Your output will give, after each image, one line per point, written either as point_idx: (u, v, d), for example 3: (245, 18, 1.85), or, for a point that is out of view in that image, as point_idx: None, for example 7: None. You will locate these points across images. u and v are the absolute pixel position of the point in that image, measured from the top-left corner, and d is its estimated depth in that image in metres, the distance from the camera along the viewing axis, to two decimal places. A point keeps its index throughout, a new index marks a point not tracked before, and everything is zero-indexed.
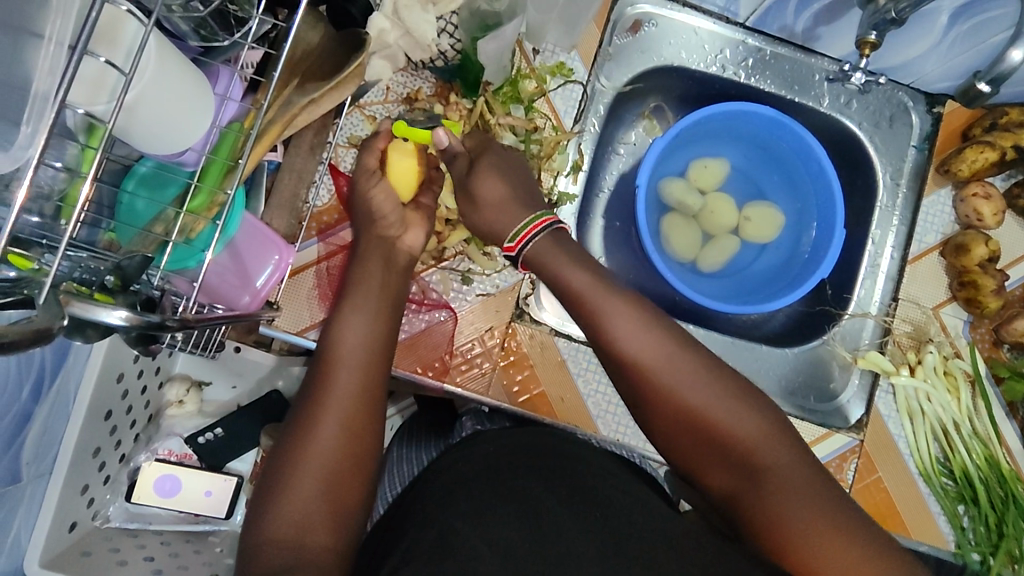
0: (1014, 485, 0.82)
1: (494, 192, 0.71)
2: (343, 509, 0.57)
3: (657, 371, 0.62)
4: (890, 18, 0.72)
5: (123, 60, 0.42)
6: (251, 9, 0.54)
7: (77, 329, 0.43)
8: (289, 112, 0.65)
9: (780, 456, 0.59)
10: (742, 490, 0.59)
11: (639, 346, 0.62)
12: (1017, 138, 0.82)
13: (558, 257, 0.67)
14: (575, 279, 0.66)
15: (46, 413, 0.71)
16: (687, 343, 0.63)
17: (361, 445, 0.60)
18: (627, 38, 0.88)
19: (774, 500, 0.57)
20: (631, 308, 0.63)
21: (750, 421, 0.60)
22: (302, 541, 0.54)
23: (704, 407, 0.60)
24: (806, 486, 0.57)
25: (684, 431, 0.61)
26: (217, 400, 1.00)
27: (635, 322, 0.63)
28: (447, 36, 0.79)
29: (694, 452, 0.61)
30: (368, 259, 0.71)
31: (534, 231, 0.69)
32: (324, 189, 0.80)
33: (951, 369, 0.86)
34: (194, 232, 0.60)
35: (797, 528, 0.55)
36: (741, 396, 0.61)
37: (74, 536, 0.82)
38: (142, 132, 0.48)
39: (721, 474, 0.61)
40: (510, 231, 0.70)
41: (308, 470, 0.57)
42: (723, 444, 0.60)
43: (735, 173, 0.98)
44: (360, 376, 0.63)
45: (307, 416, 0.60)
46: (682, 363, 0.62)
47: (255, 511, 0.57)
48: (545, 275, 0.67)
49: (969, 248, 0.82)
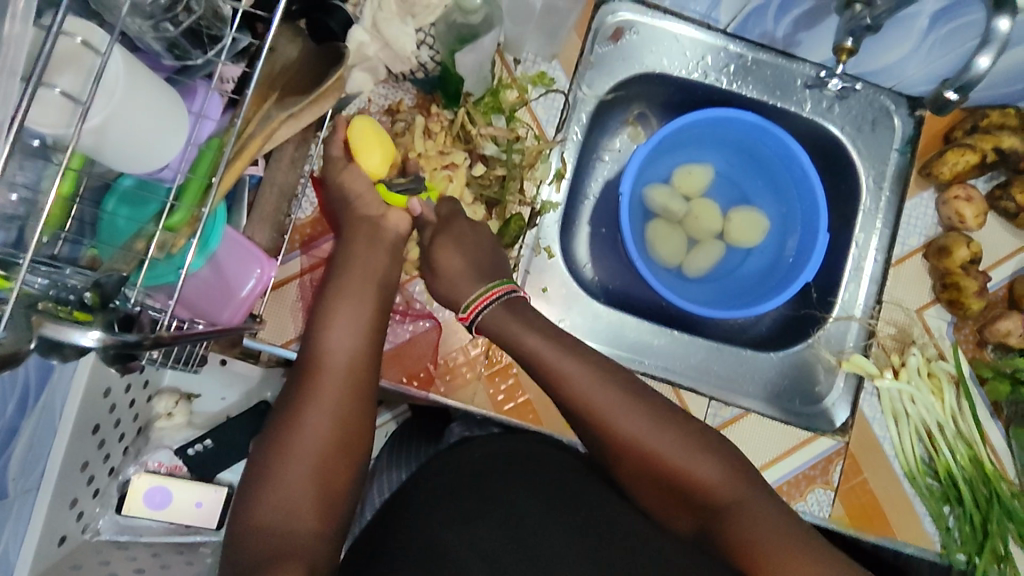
0: (997, 484, 0.82)
1: (448, 254, 0.74)
2: (333, 501, 0.60)
3: (615, 419, 0.64)
4: (866, 24, 0.72)
5: (84, 88, 0.42)
6: (224, 26, 0.55)
7: (53, 350, 0.43)
8: (268, 127, 0.64)
9: (740, 491, 0.61)
10: (706, 521, 0.61)
11: (594, 398, 0.64)
12: (998, 140, 0.82)
13: (505, 319, 0.70)
14: (529, 343, 0.68)
15: (33, 428, 0.71)
16: (635, 392, 0.66)
17: (349, 444, 0.63)
18: (609, 46, 0.88)
19: (742, 523, 0.59)
20: (577, 361, 0.66)
21: (705, 464, 0.62)
22: (289, 527, 0.57)
23: (665, 450, 0.62)
24: (766, 513, 0.59)
25: (646, 474, 0.63)
26: (207, 412, 0.99)
27: (581, 367, 0.66)
28: (427, 48, 0.78)
29: (661, 487, 0.63)
30: (349, 266, 0.71)
31: (488, 299, 0.71)
32: (307, 201, 0.82)
33: (935, 370, 0.86)
34: (175, 248, 0.59)
35: (764, 546, 0.56)
36: (693, 441, 0.63)
37: (63, 550, 0.82)
38: (116, 151, 0.48)
39: (690, 513, 0.62)
40: (464, 301, 0.73)
41: (298, 464, 0.60)
42: (682, 480, 0.62)
43: (720, 179, 0.99)
44: (348, 379, 0.65)
45: (294, 413, 0.63)
46: (632, 415, 0.64)
47: (244, 502, 0.59)
48: (496, 337, 0.70)
49: (951, 250, 0.83)
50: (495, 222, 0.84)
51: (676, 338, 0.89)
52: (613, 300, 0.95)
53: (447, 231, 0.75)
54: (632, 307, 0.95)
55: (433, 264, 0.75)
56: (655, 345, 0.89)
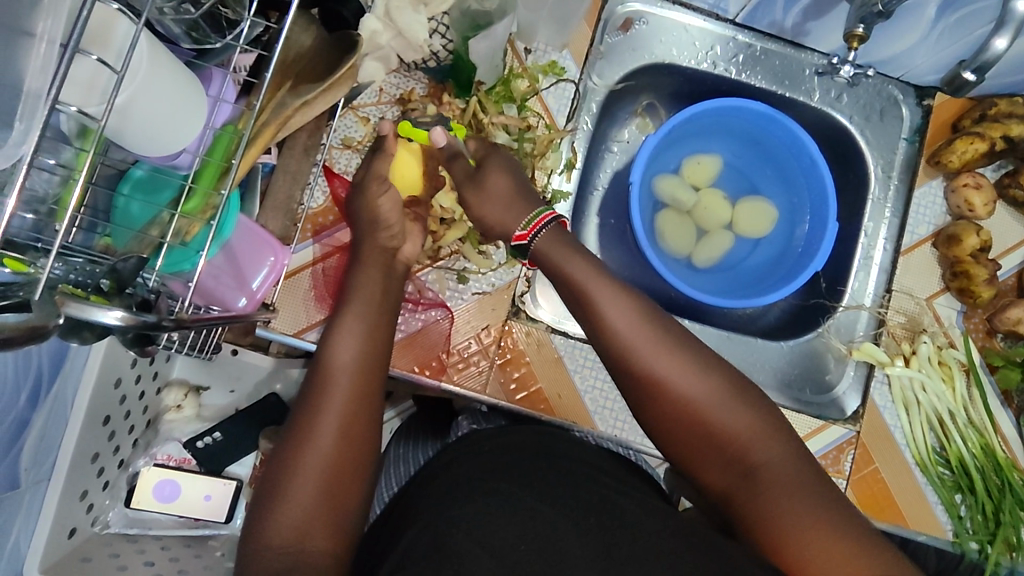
0: (1010, 473, 0.82)
1: (489, 178, 0.72)
2: (342, 512, 0.58)
3: (653, 355, 0.61)
4: (877, 11, 0.72)
5: (116, 58, 0.42)
6: (242, 10, 0.55)
7: (73, 331, 0.44)
8: (282, 114, 0.65)
9: (772, 452, 0.58)
10: (737, 481, 0.59)
11: (641, 339, 0.62)
12: (1007, 128, 0.83)
13: (565, 254, 0.67)
14: (574, 270, 0.66)
15: (45, 418, 0.70)
16: (679, 337, 0.63)
17: (358, 448, 0.60)
18: (619, 36, 0.88)
19: (773, 490, 0.56)
20: (628, 301, 0.63)
21: (741, 415, 0.60)
22: (302, 546, 0.54)
23: (707, 401, 0.60)
24: (807, 482, 0.56)
25: (685, 423, 0.61)
26: (215, 405, 1.00)
27: (632, 310, 0.63)
28: (439, 36, 0.77)
29: (695, 440, 0.61)
30: (369, 262, 0.72)
31: (539, 225, 0.69)
32: (319, 191, 0.81)
33: (946, 359, 0.87)
34: (189, 234, 0.60)
35: (793, 525, 0.54)
36: (736, 391, 0.61)
37: (73, 543, 0.82)
38: (135, 131, 0.48)
39: (715, 464, 0.60)
40: (518, 222, 0.70)
41: (306, 473, 0.57)
42: (717, 436, 0.60)
43: (728, 169, 0.99)
44: (358, 380, 0.63)
45: (304, 422, 0.60)
46: (676, 359, 0.61)
47: (254, 516, 0.57)
48: (550, 266, 0.67)
49: (961, 238, 0.83)
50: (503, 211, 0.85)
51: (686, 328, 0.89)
52: None
53: (484, 163, 0.73)
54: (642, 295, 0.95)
55: (466, 194, 0.73)
56: None
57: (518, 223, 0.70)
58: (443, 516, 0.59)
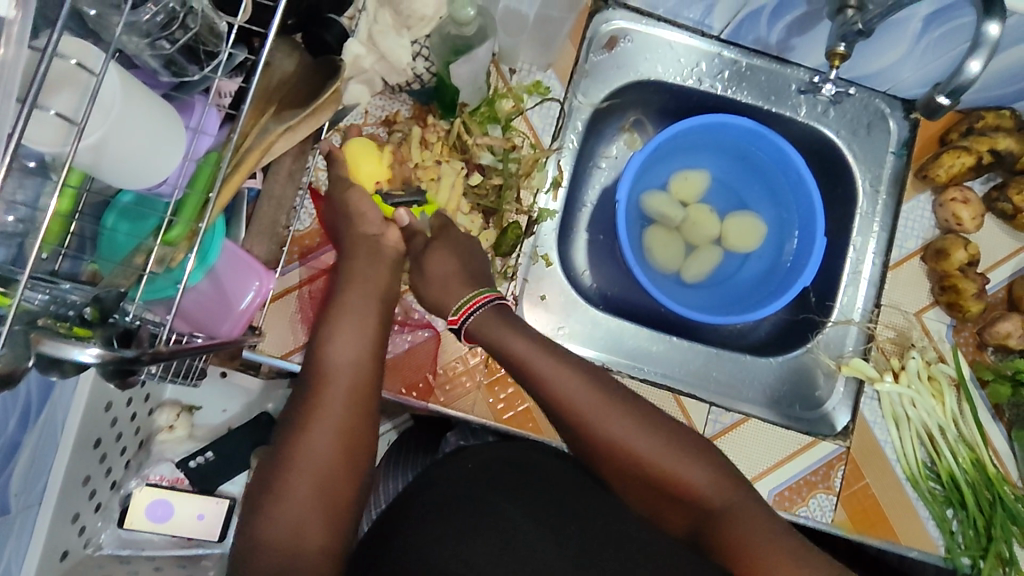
0: (1001, 488, 0.82)
1: (440, 258, 0.71)
2: (336, 513, 0.60)
3: (603, 422, 0.62)
4: (858, 30, 0.73)
5: (78, 108, 0.42)
6: (220, 42, 0.56)
7: (52, 366, 0.43)
8: (265, 140, 0.64)
9: (733, 500, 0.60)
10: (698, 524, 0.61)
11: (588, 406, 0.62)
12: (993, 142, 0.82)
13: (505, 331, 0.67)
14: (515, 347, 0.65)
15: (34, 443, 0.70)
16: (622, 398, 0.64)
17: (353, 450, 0.62)
18: (604, 55, 0.89)
19: (741, 535, 0.58)
20: (568, 368, 0.64)
21: (696, 471, 0.61)
22: (298, 546, 0.57)
23: (662, 459, 0.61)
24: (767, 526, 0.58)
25: (643, 479, 0.62)
26: (207, 424, 0.99)
27: (576, 376, 0.64)
28: (423, 59, 0.78)
29: (657, 494, 0.62)
30: (349, 285, 0.69)
31: (474, 307, 0.69)
32: (304, 214, 0.82)
33: (935, 374, 0.86)
34: (173, 263, 0.58)
35: (768, 563, 0.56)
36: (687, 446, 0.62)
37: (66, 565, 0.82)
38: (110, 165, 0.48)
39: (677, 511, 0.62)
40: (451, 306, 0.70)
41: (300, 476, 0.59)
42: (676, 490, 0.61)
43: (716, 184, 0.99)
44: (352, 384, 0.64)
45: (299, 423, 0.62)
46: (624, 423, 0.62)
47: (248, 516, 0.59)
48: (491, 344, 0.67)
49: (948, 252, 0.83)
50: (492, 231, 0.84)
51: (675, 345, 0.89)
52: (612, 307, 0.96)
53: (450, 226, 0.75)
54: (630, 312, 0.95)
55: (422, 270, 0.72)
56: (654, 352, 0.89)
57: (453, 306, 0.70)
58: (427, 538, 0.59)
